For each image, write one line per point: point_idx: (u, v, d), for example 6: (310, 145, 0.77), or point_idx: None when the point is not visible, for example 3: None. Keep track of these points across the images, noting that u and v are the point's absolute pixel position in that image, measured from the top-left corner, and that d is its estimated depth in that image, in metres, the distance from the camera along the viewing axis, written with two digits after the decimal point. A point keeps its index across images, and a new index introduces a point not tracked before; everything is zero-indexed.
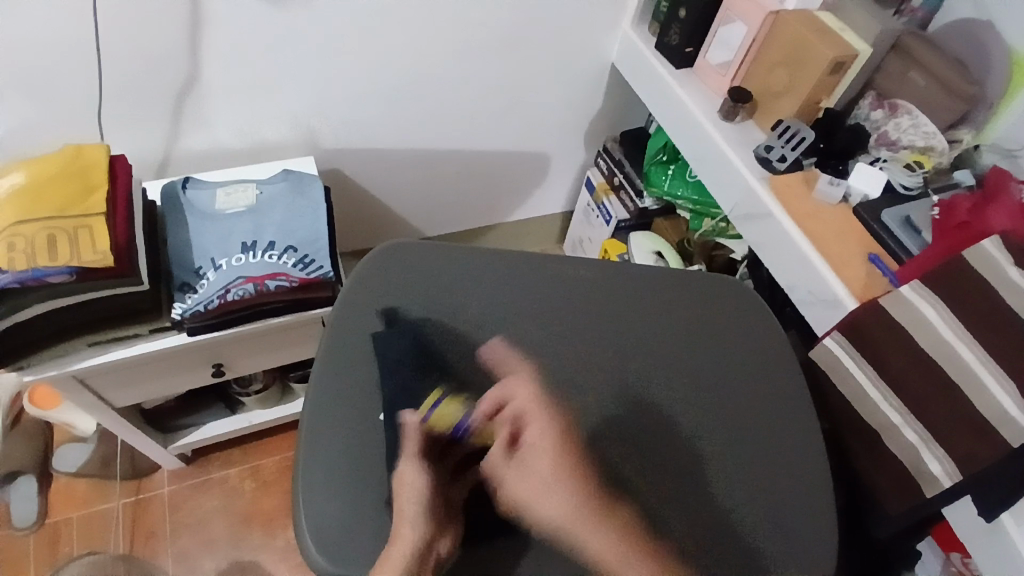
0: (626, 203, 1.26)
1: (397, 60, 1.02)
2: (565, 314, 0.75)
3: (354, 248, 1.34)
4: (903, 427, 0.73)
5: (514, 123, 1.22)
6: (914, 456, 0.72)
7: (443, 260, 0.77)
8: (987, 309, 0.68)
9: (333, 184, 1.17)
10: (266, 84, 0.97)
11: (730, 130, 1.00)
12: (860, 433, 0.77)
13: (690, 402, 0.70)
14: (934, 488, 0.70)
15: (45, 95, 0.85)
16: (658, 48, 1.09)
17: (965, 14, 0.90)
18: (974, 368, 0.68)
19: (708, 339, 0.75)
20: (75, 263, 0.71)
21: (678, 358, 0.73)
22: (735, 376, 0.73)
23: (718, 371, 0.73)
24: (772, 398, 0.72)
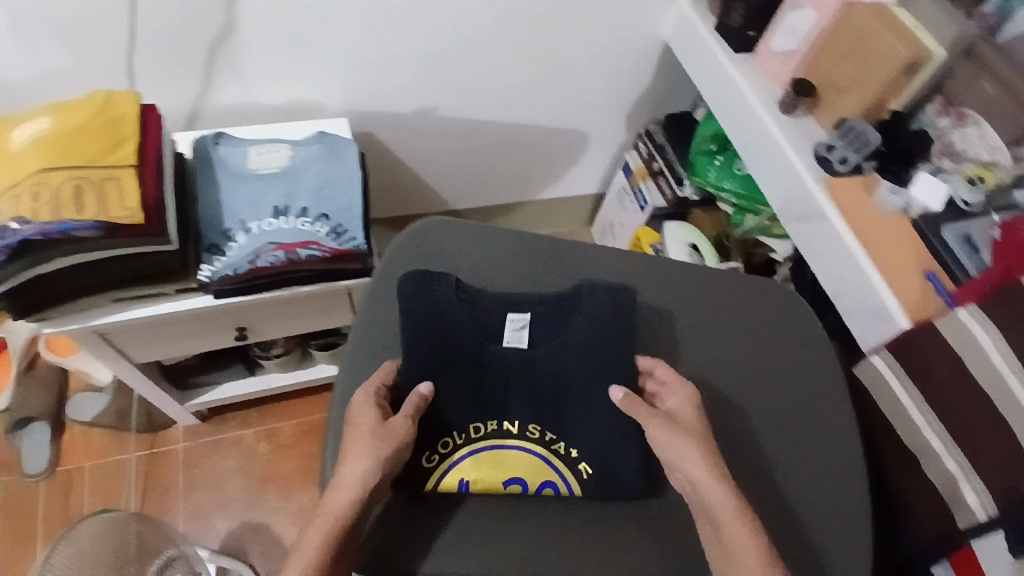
0: (664, 190, 1.21)
1: (435, 24, 0.96)
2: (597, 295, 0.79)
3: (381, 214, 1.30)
4: (944, 454, 0.71)
5: (554, 100, 1.17)
6: (952, 483, 0.69)
7: (487, 237, 0.81)
8: None
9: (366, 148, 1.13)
10: (307, 41, 0.92)
11: (789, 125, 0.94)
12: (899, 453, 0.76)
13: (716, 394, 0.75)
14: (968, 520, 0.67)
15: (79, 37, 0.82)
16: (716, 30, 1.02)
17: None
18: None
19: (732, 335, 0.79)
20: (102, 218, 0.68)
21: (706, 356, 0.77)
22: (758, 376, 0.77)
23: (748, 371, 0.77)
24: (798, 406, 0.75)
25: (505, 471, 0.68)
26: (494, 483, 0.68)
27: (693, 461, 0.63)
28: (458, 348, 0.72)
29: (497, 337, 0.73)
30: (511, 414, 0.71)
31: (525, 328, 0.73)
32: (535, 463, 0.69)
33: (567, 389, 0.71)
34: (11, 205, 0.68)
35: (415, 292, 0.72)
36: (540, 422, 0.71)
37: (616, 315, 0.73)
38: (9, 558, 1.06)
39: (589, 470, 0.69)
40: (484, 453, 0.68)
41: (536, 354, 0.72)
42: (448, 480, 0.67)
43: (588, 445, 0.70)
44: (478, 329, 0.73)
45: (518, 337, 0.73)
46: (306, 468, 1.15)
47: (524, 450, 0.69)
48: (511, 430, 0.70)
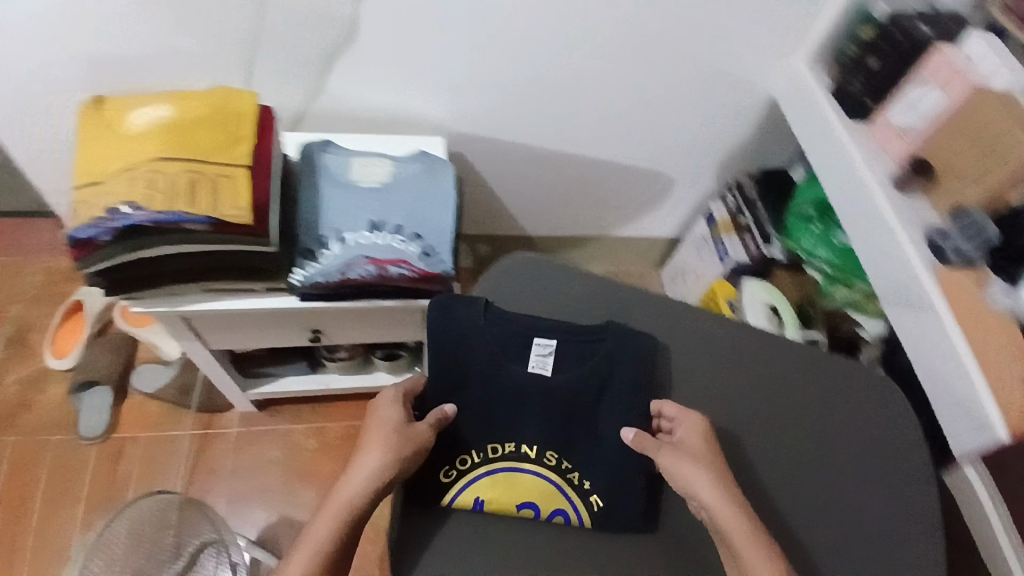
0: (749, 247, 1.17)
1: (547, 57, 0.96)
2: (637, 317, 0.83)
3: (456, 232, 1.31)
4: None
5: (649, 142, 1.15)
6: None
7: (543, 270, 0.86)
8: None
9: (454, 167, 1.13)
10: (419, 59, 0.93)
11: (902, 204, 0.90)
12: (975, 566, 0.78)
13: (745, 435, 0.77)
14: None
15: (209, 27, 0.84)
16: (834, 94, 0.98)
17: None
18: None
19: (761, 372, 0.80)
20: (214, 214, 0.69)
21: (734, 390, 0.79)
22: (785, 414, 0.78)
23: (769, 410, 0.78)
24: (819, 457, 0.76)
25: (518, 494, 0.74)
26: (507, 505, 0.73)
27: (700, 484, 0.65)
28: (476, 371, 0.76)
29: (522, 360, 0.77)
30: (524, 438, 0.75)
31: (549, 356, 0.77)
32: (548, 492, 0.74)
33: (580, 420, 0.76)
34: (126, 188, 0.69)
35: (440, 314, 0.76)
36: (558, 449, 0.75)
37: (636, 354, 0.76)
38: (57, 514, 1.09)
39: (597, 503, 0.73)
40: (499, 476, 0.74)
41: (556, 381, 0.76)
42: (463, 497, 0.73)
43: (594, 465, 0.75)
44: (500, 351, 0.77)
45: (544, 363, 0.77)
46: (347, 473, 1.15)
47: (540, 476, 0.74)
48: (529, 455, 0.75)
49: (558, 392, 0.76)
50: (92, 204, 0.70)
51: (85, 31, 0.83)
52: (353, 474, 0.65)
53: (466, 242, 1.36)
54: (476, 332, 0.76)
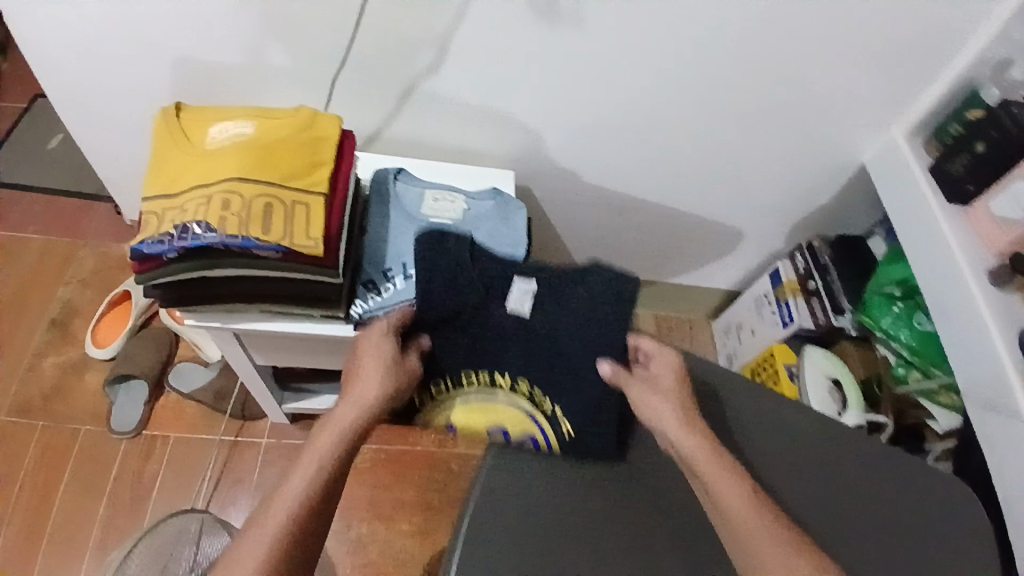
0: (817, 314, 1.10)
1: (631, 103, 0.93)
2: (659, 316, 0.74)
3: None
4: None
5: (721, 195, 1.11)
6: None
7: None
8: None
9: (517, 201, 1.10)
10: (500, 92, 0.90)
11: (1000, 302, 0.83)
12: None
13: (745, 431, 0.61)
14: None
15: (297, 42, 0.82)
16: (930, 171, 0.92)
17: None
18: None
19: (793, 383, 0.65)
20: (286, 243, 0.66)
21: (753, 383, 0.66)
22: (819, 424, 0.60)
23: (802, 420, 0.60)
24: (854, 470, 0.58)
25: (489, 418, 0.79)
26: (479, 425, 0.79)
27: (667, 416, 0.62)
28: (464, 303, 0.74)
29: (502, 300, 0.75)
30: (502, 368, 0.76)
31: (530, 296, 0.74)
32: (515, 419, 0.77)
33: (566, 364, 0.74)
34: (198, 206, 0.66)
35: (427, 250, 0.75)
36: (530, 377, 0.76)
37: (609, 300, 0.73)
38: (82, 507, 1.07)
39: (570, 432, 0.74)
40: (473, 400, 0.78)
41: (535, 321, 0.74)
42: (443, 417, 0.80)
43: (567, 397, 0.75)
44: (483, 289, 0.75)
45: (523, 302, 0.75)
46: (373, 499, 1.12)
47: (511, 405, 0.78)
48: (501, 386, 0.77)
49: (538, 330, 0.75)
50: (162, 218, 0.67)
51: (176, 36, 0.82)
52: (343, 412, 0.64)
53: None
54: (455, 268, 0.74)
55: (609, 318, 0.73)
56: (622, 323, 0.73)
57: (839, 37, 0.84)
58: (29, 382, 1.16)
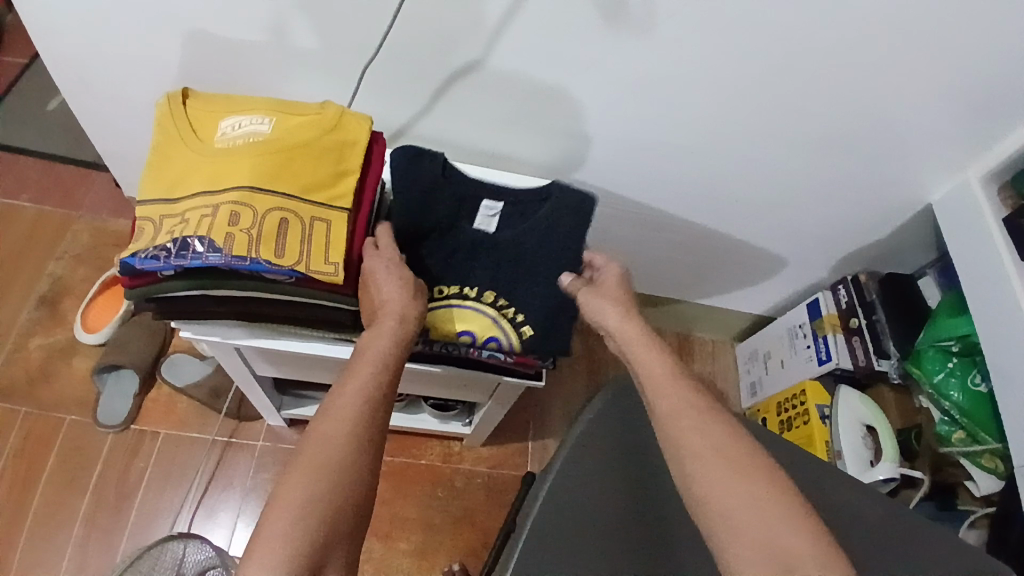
0: (857, 355, 1.04)
1: (688, 122, 0.84)
2: None
3: None
4: None
5: (768, 221, 1.03)
6: None
7: None
8: None
9: None
10: (544, 97, 0.81)
11: None
12: None
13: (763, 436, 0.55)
14: None
15: (330, 25, 0.73)
16: (1007, 223, 0.84)
17: None
18: None
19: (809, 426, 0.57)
20: (301, 267, 0.58)
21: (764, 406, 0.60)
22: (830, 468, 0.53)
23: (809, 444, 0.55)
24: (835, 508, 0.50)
25: (454, 325, 0.69)
26: (445, 331, 0.69)
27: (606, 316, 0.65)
28: (436, 221, 0.71)
29: (470, 219, 0.73)
30: (473, 284, 0.70)
31: (497, 216, 0.73)
32: (483, 323, 0.69)
33: (526, 269, 0.71)
34: (202, 217, 0.58)
35: (396, 169, 0.71)
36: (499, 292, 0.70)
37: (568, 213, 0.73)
38: (64, 502, 1.01)
39: (530, 333, 0.69)
40: (441, 310, 0.69)
41: (502, 236, 0.72)
42: None
43: (535, 309, 0.70)
44: (454, 208, 0.72)
45: (490, 223, 0.73)
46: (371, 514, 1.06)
47: (478, 310, 0.69)
48: (469, 293, 0.70)
49: (509, 246, 0.72)
50: (159, 226, 0.60)
51: (193, 8, 0.73)
52: (375, 335, 0.58)
53: None
54: (424, 185, 0.71)
55: (573, 234, 0.72)
56: (582, 234, 0.72)
57: (932, 69, 0.75)
58: (13, 364, 1.08)
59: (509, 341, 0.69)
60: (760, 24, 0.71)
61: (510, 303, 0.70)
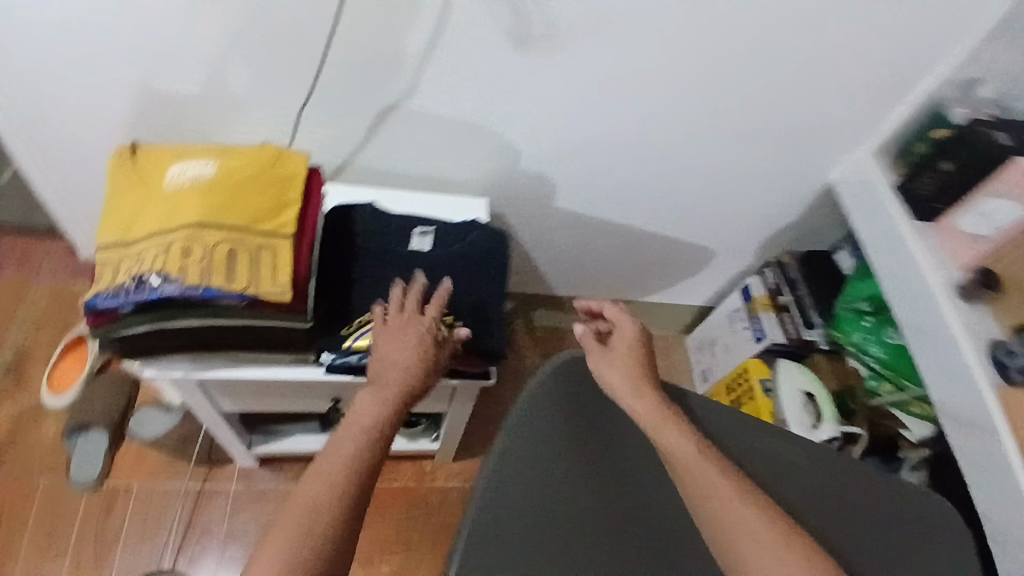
0: (788, 328, 1.12)
1: (605, 131, 0.93)
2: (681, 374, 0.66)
3: None
4: None
5: (692, 215, 1.12)
6: None
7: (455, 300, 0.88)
8: None
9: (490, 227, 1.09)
10: (472, 121, 0.89)
11: (966, 315, 0.85)
12: None
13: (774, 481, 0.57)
14: None
15: (270, 72, 0.80)
16: (897, 191, 0.95)
17: None
18: None
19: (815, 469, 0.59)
20: (251, 290, 0.64)
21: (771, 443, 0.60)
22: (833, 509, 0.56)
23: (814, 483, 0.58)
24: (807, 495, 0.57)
25: None
26: None
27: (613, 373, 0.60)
28: (372, 250, 0.78)
29: (404, 243, 0.80)
30: None
31: (429, 237, 0.81)
32: None
33: (461, 283, 0.79)
34: (156, 253, 0.63)
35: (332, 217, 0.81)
36: (440, 301, 0.77)
37: (492, 239, 0.83)
38: (37, 568, 0.99)
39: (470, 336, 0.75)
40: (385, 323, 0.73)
41: (435, 253, 0.80)
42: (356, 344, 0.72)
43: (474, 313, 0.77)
44: (387, 237, 0.80)
45: (423, 244, 0.81)
46: None
47: None
48: None
49: (443, 261, 0.79)
50: (117, 267, 0.64)
51: (135, 66, 0.78)
52: (370, 400, 0.60)
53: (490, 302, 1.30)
54: (359, 225, 0.80)
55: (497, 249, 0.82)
56: (502, 247, 0.83)
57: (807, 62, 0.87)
58: None
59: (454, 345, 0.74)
60: (654, 37, 0.81)
61: (450, 312, 0.76)
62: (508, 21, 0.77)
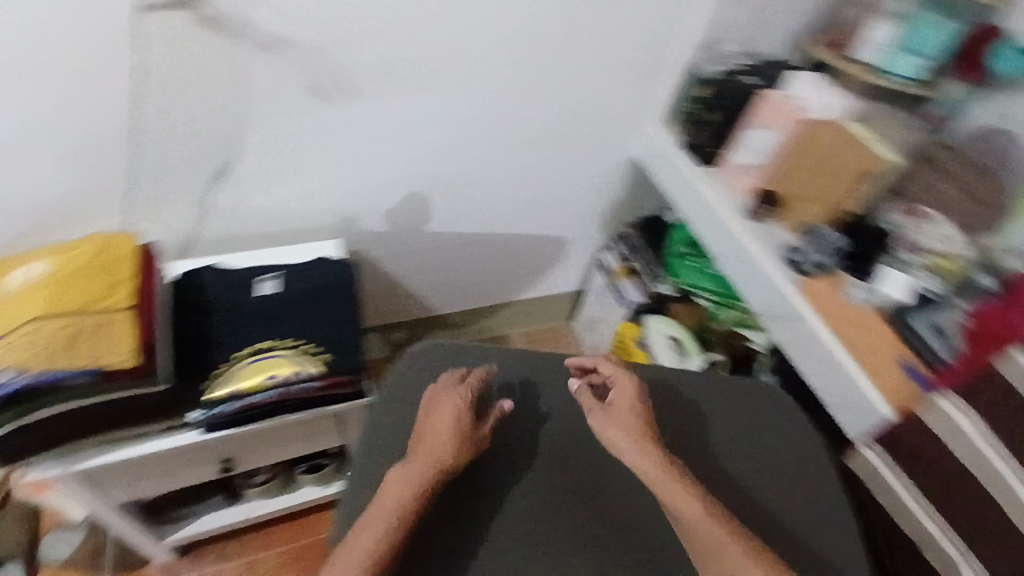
0: (642, 287, 1.26)
1: (427, 153, 1.04)
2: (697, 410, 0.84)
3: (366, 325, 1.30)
4: (942, 538, 0.78)
5: (533, 210, 1.23)
6: (955, 568, 0.77)
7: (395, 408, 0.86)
8: None
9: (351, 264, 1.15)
10: (299, 170, 0.97)
11: (758, 232, 0.99)
12: (901, 543, 0.83)
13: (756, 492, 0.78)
14: None
15: (92, 170, 0.85)
16: (682, 146, 1.10)
17: (990, 121, 1.02)
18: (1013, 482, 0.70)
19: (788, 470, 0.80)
20: (96, 364, 0.68)
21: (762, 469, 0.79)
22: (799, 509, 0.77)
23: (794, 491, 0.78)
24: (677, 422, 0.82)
25: (259, 377, 0.78)
26: (255, 385, 0.77)
27: (622, 440, 0.72)
28: (220, 305, 0.83)
29: (250, 291, 0.85)
30: (272, 337, 0.82)
31: (274, 281, 0.87)
32: (283, 366, 0.79)
33: (313, 313, 0.85)
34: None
35: (176, 285, 0.84)
36: (299, 335, 0.83)
37: (340, 270, 0.90)
38: None
39: (331, 357, 0.81)
40: (246, 367, 0.78)
41: (283, 293, 0.86)
42: (218, 394, 0.76)
43: (331, 338, 0.84)
44: (233, 289, 0.85)
45: (269, 287, 0.86)
46: None
47: (278, 355, 0.80)
48: (267, 346, 0.80)
49: (292, 299, 0.85)
50: None
51: None
52: (400, 482, 0.67)
53: (380, 336, 1.35)
54: (203, 285, 0.84)
55: (343, 276, 0.89)
56: (348, 274, 0.90)
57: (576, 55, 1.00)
58: None
59: (314, 371, 0.80)
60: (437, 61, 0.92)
61: (308, 341, 0.82)
62: (302, 78, 0.87)
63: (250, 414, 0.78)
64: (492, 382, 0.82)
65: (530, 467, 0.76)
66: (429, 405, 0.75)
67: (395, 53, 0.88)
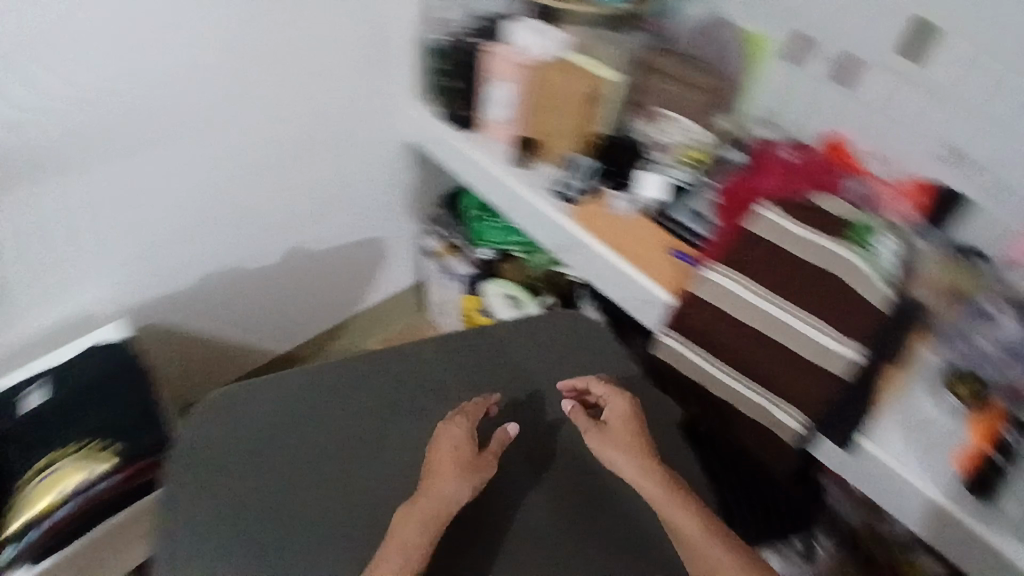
0: (467, 260, 1.29)
1: (185, 207, 1.00)
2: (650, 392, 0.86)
3: (203, 385, 1.26)
4: (753, 393, 0.86)
5: (329, 223, 1.23)
6: (769, 414, 0.85)
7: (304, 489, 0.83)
8: (795, 271, 0.85)
9: (156, 337, 1.11)
10: (45, 265, 0.91)
11: (528, 176, 1.03)
12: (717, 407, 0.90)
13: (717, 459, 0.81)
14: (791, 434, 0.84)
15: None
16: (439, 117, 1.11)
17: (696, 11, 1.05)
18: (789, 321, 0.83)
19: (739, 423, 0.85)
20: None
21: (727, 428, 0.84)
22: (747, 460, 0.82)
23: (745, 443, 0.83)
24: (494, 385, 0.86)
25: (55, 489, 0.88)
26: (51, 501, 0.88)
27: (620, 459, 0.73)
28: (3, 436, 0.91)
29: (18, 414, 0.92)
30: (51, 451, 0.90)
31: (32, 397, 0.93)
32: (73, 473, 0.89)
33: (83, 414, 0.94)
34: None
35: None
36: (77, 438, 0.91)
37: (123, 358, 0.98)
38: None
39: (116, 449, 0.92)
40: (37, 488, 0.88)
41: (43, 408, 0.93)
42: (20, 519, 0.87)
43: (118, 427, 0.94)
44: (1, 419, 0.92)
45: (32, 403, 0.93)
46: None
47: (61, 465, 0.89)
48: (45, 461, 0.89)
49: (63, 407, 0.94)
50: None
51: None
52: (405, 525, 0.68)
53: (213, 389, 1.28)
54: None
55: (101, 373, 0.96)
56: (107, 368, 0.97)
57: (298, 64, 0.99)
58: None
59: (106, 466, 0.91)
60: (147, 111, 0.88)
61: (97, 438, 0.92)
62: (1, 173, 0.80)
63: (59, 528, 0.89)
64: (301, 406, 0.82)
65: (538, 486, 0.78)
66: (435, 440, 0.75)
67: (95, 123, 0.85)
